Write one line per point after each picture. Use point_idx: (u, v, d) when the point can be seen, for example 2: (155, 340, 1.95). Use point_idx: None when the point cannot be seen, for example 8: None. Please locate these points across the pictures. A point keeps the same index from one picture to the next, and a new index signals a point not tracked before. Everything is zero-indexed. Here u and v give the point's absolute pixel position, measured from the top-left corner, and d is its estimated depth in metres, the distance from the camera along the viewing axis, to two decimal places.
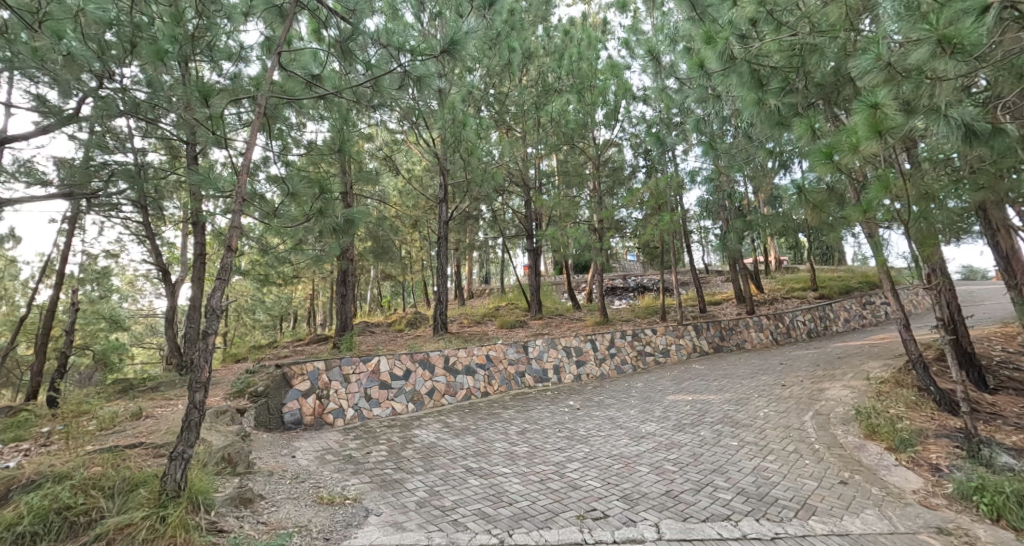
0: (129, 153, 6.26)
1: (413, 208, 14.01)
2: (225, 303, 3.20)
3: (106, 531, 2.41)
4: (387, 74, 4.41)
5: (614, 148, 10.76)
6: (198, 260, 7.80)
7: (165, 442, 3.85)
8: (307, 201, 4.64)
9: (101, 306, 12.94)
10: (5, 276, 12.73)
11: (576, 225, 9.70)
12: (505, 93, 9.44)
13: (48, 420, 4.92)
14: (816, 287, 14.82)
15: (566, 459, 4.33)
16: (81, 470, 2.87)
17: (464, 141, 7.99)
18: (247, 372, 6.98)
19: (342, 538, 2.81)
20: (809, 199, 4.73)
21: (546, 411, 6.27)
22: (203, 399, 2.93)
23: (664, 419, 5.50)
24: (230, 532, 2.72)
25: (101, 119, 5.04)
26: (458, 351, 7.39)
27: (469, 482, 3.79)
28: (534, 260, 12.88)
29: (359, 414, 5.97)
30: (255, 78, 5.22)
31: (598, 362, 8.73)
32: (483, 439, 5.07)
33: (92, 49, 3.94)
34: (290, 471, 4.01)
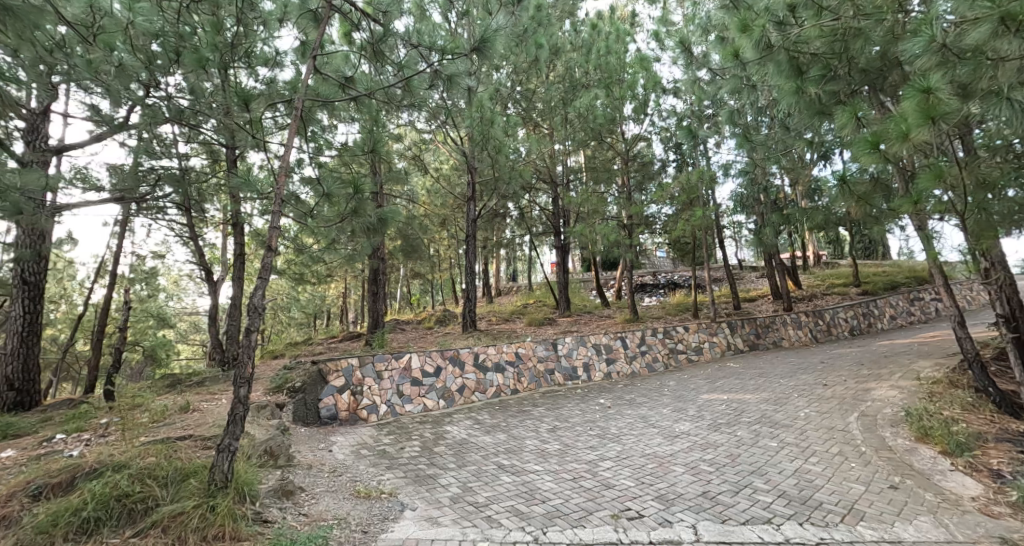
0: (175, 158, 6.59)
1: (442, 206, 14.17)
2: (266, 302, 3.31)
3: (161, 518, 2.55)
4: (417, 75, 4.48)
5: (643, 143, 10.57)
6: (238, 260, 8.09)
7: (212, 435, 4.02)
8: (341, 201, 4.74)
9: (150, 305, 13.64)
10: (64, 277, 13.62)
11: (605, 222, 9.58)
12: (533, 90, 9.44)
13: (105, 413, 5.22)
14: (859, 283, 14.23)
15: (598, 457, 4.29)
16: (137, 460, 3.03)
17: (493, 139, 8.04)
18: (284, 368, 7.20)
19: (379, 532, 2.87)
20: (854, 191, 4.51)
21: (577, 409, 6.24)
22: (247, 394, 3.03)
23: (699, 418, 5.39)
24: (275, 522, 2.83)
25: (148, 126, 5.28)
26: (487, 348, 7.43)
27: (501, 479, 3.81)
28: (563, 257, 12.79)
29: (392, 410, 6.09)
30: (289, 83, 5.44)
31: (629, 360, 8.62)
32: (514, 436, 5.09)
33: (141, 59, 4.14)
34: (327, 465, 4.13)
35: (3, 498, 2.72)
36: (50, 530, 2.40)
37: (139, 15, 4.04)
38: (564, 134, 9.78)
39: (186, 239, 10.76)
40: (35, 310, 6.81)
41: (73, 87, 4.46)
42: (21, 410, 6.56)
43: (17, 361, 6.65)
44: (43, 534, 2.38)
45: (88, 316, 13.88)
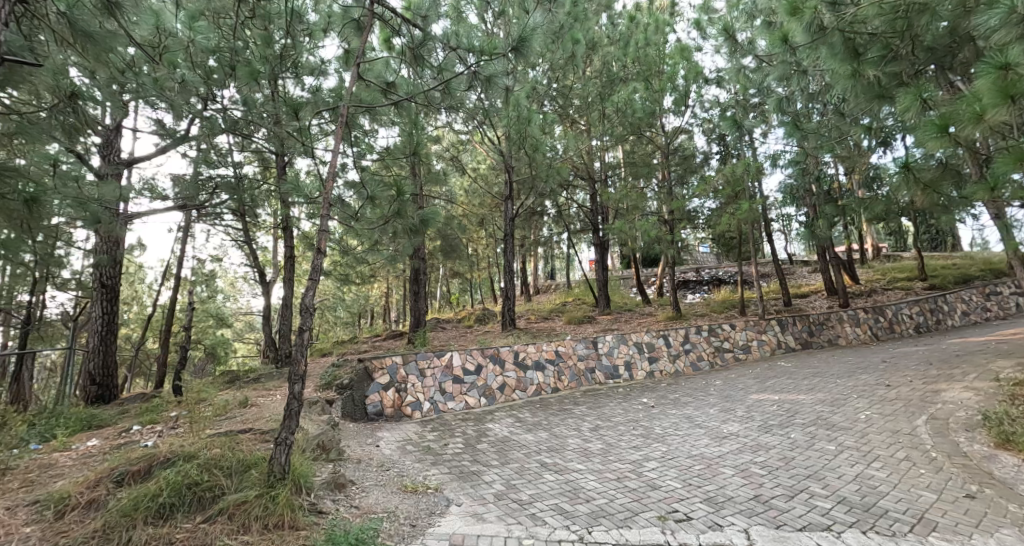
0: (230, 167, 6.99)
1: (479, 206, 14.32)
2: (317, 302, 3.46)
3: (227, 506, 2.72)
4: (455, 78, 4.54)
5: (684, 136, 10.38)
6: (288, 262, 8.45)
7: (270, 429, 4.23)
8: (385, 203, 4.88)
9: (209, 305, 14.53)
10: (136, 279, 14.83)
11: (645, 218, 9.35)
12: (569, 86, 9.35)
13: (175, 406, 5.62)
14: (924, 277, 13.26)
15: (643, 458, 4.21)
16: (205, 451, 3.22)
17: (529, 137, 8.02)
18: (333, 365, 7.47)
19: (426, 526, 2.94)
20: (919, 179, 4.20)
21: (619, 408, 6.15)
22: (302, 390, 3.17)
23: (748, 419, 5.19)
24: (329, 513, 2.95)
25: (206, 137, 5.62)
26: (527, 346, 7.43)
27: (545, 477, 3.82)
28: (602, 254, 12.62)
29: (435, 407, 6.21)
30: (333, 91, 5.66)
31: (672, 358, 8.42)
32: (556, 434, 5.08)
33: (199, 75, 4.42)
34: (375, 460, 4.27)
35: (91, 483, 2.96)
36: (132, 514, 2.59)
37: (199, 33, 4.24)
38: (601, 130, 9.61)
39: (241, 243, 11.38)
40: (112, 311, 7.41)
41: (141, 103, 4.80)
42: (102, 403, 7.15)
43: (98, 357, 7.26)
44: (126, 517, 2.57)
45: (156, 317, 14.96)
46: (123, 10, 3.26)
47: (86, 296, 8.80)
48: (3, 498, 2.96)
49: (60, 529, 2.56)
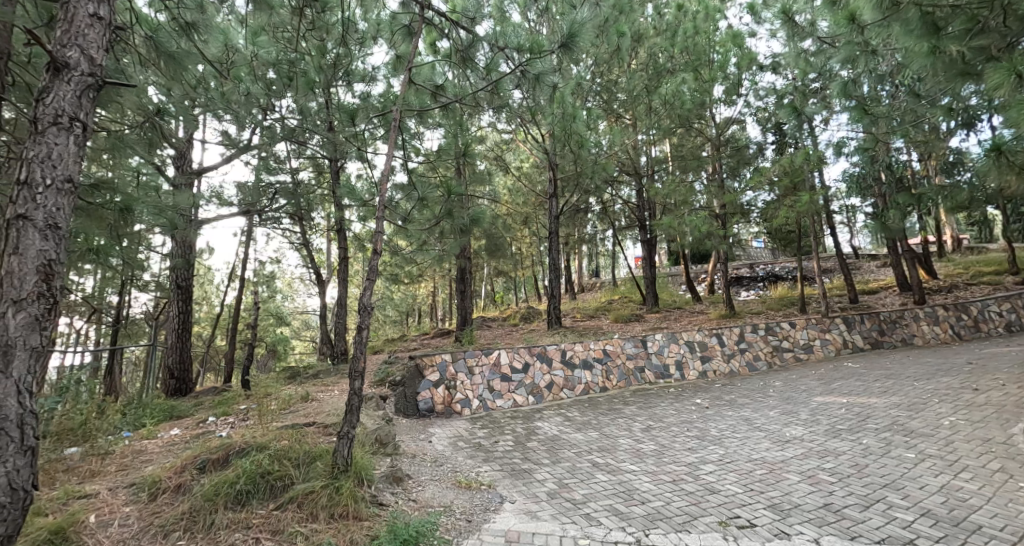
0: (288, 174, 7.40)
1: (523, 204, 14.38)
2: (374, 301, 3.58)
3: (297, 495, 2.87)
4: (504, 77, 4.56)
5: (736, 126, 9.95)
6: (342, 262, 8.80)
7: (332, 422, 4.44)
8: (436, 204, 5.01)
9: (270, 304, 15.41)
10: (205, 280, 15.97)
11: (694, 212, 9.01)
12: (614, 81, 9.08)
13: (244, 399, 6.00)
14: (1016, 270, 12.02)
15: (699, 460, 4.09)
16: (275, 442, 3.42)
17: (574, 134, 7.96)
18: (385, 362, 7.71)
19: (482, 522, 2.98)
20: (1012, 163, 3.80)
21: (671, 408, 5.99)
22: (361, 386, 3.29)
23: (814, 423, 4.91)
24: (389, 506, 3.05)
25: (266, 145, 5.96)
26: (574, 345, 7.37)
27: (597, 478, 3.77)
28: (650, 251, 12.31)
29: (483, 405, 6.27)
30: (383, 96, 5.90)
31: (726, 358, 8.11)
32: (606, 434, 5.01)
33: (262, 87, 4.72)
34: (429, 455, 4.37)
35: (178, 469, 3.22)
36: (214, 498, 2.79)
37: (261, 48, 4.53)
38: (648, 124, 9.03)
39: (299, 245, 12.00)
40: (187, 310, 7.99)
41: (209, 116, 5.13)
42: (180, 395, 7.74)
43: (175, 353, 7.86)
44: (209, 501, 2.77)
45: (223, 316, 16.06)
46: (198, 31, 3.53)
47: (164, 296, 9.57)
48: (104, 479, 3.27)
49: (153, 510, 2.80)
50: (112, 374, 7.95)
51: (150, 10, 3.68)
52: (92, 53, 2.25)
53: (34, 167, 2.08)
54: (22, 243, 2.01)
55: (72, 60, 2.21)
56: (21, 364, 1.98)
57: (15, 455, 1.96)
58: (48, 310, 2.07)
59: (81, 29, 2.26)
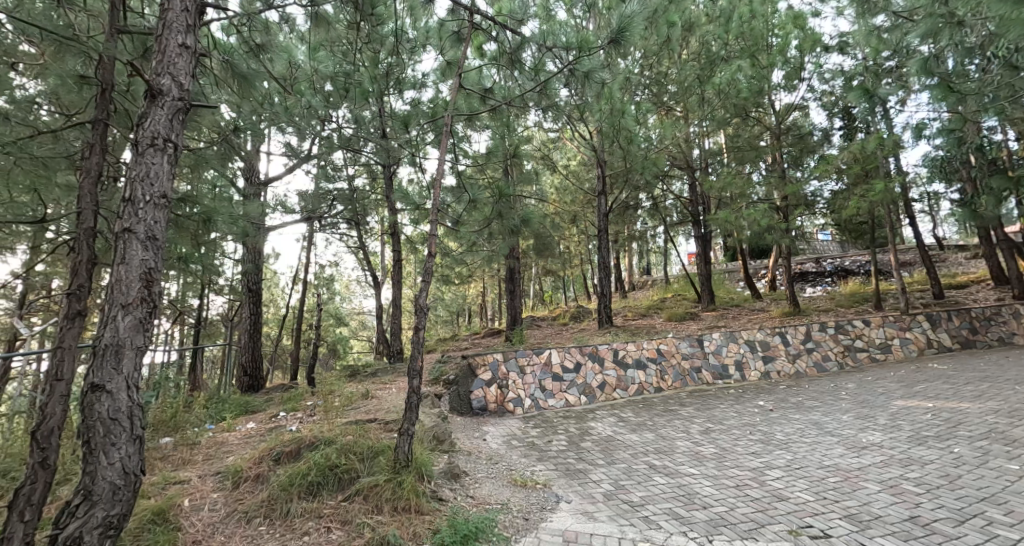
0: (344, 182, 7.76)
1: (572, 203, 14.27)
2: (429, 302, 3.69)
3: (362, 488, 3.00)
4: (553, 78, 4.53)
5: (797, 113, 9.38)
6: (395, 264, 9.10)
7: (392, 419, 4.61)
8: (488, 205, 5.08)
9: (330, 305, 16.19)
10: (272, 283, 17.05)
11: (753, 205, 8.58)
12: (664, 73, 8.70)
13: (310, 396, 6.36)
14: None
15: (764, 465, 3.90)
16: (341, 437, 3.59)
17: (623, 129, 7.81)
18: (439, 361, 7.91)
19: (539, 520, 3.00)
20: None
21: (731, 410, 5.74)
22: (420, 384, 3.40)
23: (894, 429, 4.55)
24: (449, 501, 3.14)
25: (325, 155, 6.28)
26: (627, 344, 7.23)
27: (655, 480, 3.69)
28: (705, 247, 11.86)
29: (536, 404, 6.29)
30: (433, 103, 6.06)
31: (792, 358, 7.68)
32: (663, 436, 4.88)
33: (321, 99, 4.98)
34: (484, 453, 4.44)
35: (257, 460, 3.46)
36: (289, 488, 2.98)
37: (321, 63, 4.77)
38: (701, 115, 8.69)
39: (356, 249, 12.52)
40: (258, 312, 8.55)
41: (274, 130, 5.48)
42: (253, 391, 8.29)
43: (248, 352, 8.43)
44: (285, 491, 2.97)
45: (288, 317, 17.11)
46: (267, 51, 3.78)
47: (237, 299, 10.31)
48: (194, 467, 3.58)
49: (237, 497, 3.03)
50: (195, 371, 8.63)
51: (224, 35, 3.98)
52: (180, 78, 2.46)
53: (136, 185, 2.31)
54: (127, 254, 2.24)
55: (165, 87, 2.43)
56: (130, 362, 2.21)
57: (126, 443, 2.17)
58: (150, 313, 2.29)
59: (171, 57, 2.48)
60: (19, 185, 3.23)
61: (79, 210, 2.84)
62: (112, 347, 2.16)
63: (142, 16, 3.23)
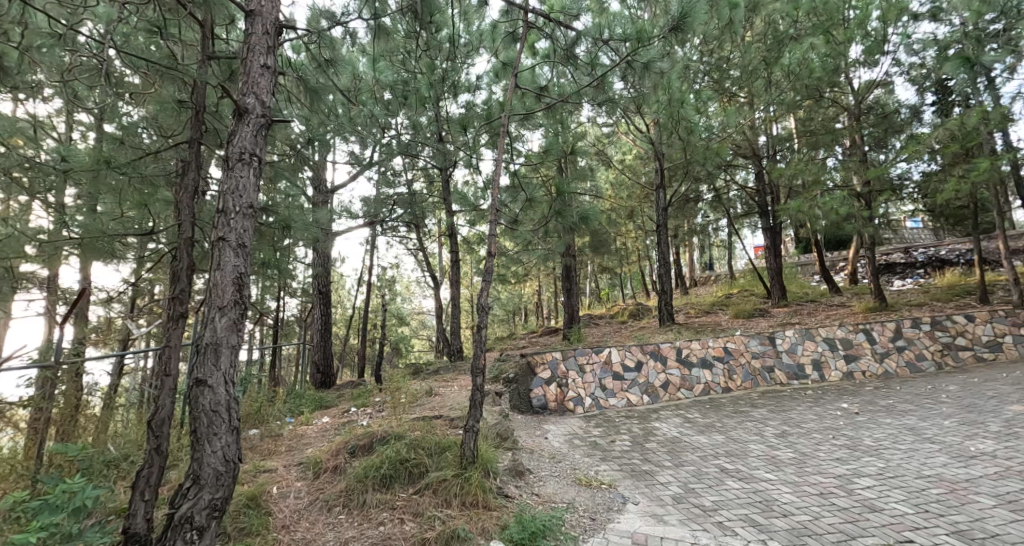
0: (404, 186, 8.05)
1: (627, 199, 13.94)
2: (490, 301, 3.74)
3: (431, 482, 3.10)
4: (611, 72, 4.41)
5: (881, 90, 8.57)
6: (453, 264, 9.30)
7: (457, 416, 4.72)
8: (545, 203, 5.07)
9: (392, 306, 16.87)
10: (339, 285, 18.06)
11: (829, 193, 7.94)
12: (726, 58, 8.26)
13: (377, 392, 6.64)
14: None
15: (852, 472, 3.60)
16: (409, 432, 3.72)
17: (683, 119, 7.52)
18: (498, 359, 7.99)
19: (606, 521, 2.96)
20: None
21: (810, 413, 5.35)
22: (483, 382, 3.45)
23: (1009, 437, 4.05)
24: (515, 498, 3.16)
25: (385, 160, 6.53)
26: (691, 342, 6.96)
27: (727, 484, 3.51)
28: (774, 239, 11.16)
29: (596, 403, 6.20)
30: (488, 105, 6.13)
31: (878, 357, 7.05)
32: (734, 438, 4.64)
33: (381, 108, 5.16)
34: (547, 451, 4.44)
35: (334, 452, 3.68)
36: (364, 480, 3.13)
37: (381, 73, 4.94)
38: (768, 100, 8.19)
39: (415, 251, 12.95)
40: (328, 312, 9.07)
41: (340, 139, 5.77)
42: (325, 387, 8.82)
43: (320, 350, 8.98)
44: (360, 482, 3.12)
45: (354, 317, 18.05)
46: (334, 66, 3.97)
47: (309, 301, 11.01)
48: (278, 458, 3.86)
49: (318, 486, 3.23)
50: (274, 367, 9.31)
51: (295, 54, 4.23)
52: (262, 97, 2.65)
53: (228, 198, 2.52)
54: (222, 261, 2.45)
55: (250, 106, 2.63)
56: (227, 359, 2.41)
57: (226, 433, 2.36)
58: (242, 314, 2.49)
59: (256, 78, 2.68)
60: (130, 201, 3.62)
61: (180, 222, 3.14)
62: (212, 345, 2.37)
63: (227, 41, 3.51)
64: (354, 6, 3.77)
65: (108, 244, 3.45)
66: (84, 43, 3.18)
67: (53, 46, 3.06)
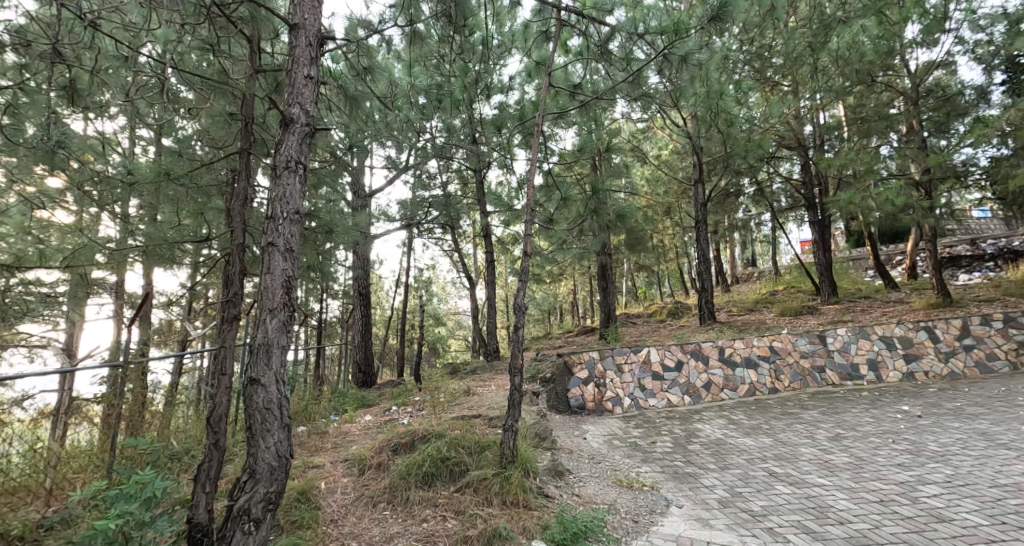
0: (439, 189, 8.17)
1: (664, 195, 13.63)
2: (526, 301, 3.74)
3: (472, 480, 3.13)
4: (647, 66, 4.32)
5: (941, 70, 8.01)
6: (488, 264, 9.35)
7: (495, 415, 4.75)
8: (580, 202, 5.02)
9: (428, 306, 17.17)
10: (378, 286, 18.53)
11: (883, 182, 7.49)
12: (767, 45, 7.94)
13: (417, 392, 6.77)
14: None
15: (916, 479, 3.39)
16: (449, 431, 3.77)
17: (722, 111, 7.28)
18: (534, 359, 7.98)
19: (649, 524, 2.90)
20: None
21: (867, 415, 5.07)
22: (521, 382, 3.45)
23: None
24: (555, 498, 3.15)
25: (420, 164, 6.64)
26: (734, 341, 6.73)
27: (777, 489, 3.37)
28: (823, 233, 10.63)
29: (635, 403, 6.08)
30: (521, 105, 6.13)
31: (942, 357, 6.60)
32: (783, 441, 4.45)
33: (417, 112, 5.25)
34: (586, 452, 4.40)
35: (378, 449, 3.78)
36: (407, 477, 3.20)
37: (416, 78, 5.03)
38: (814, 87, 7.80)
39: (450, 252, 13.14)
40: (368, 313, 9.32)
41: (377, 144, 5.92)
42: (366, 387, 9.07)
43: (361, 350, 9.24)
44: (403, 479, 3.19)
45: (392, 317, 18.48)
46: (372, 73, 4.07)
47: (349, 303, 11.35)
48: (325, 454, 4.01)
49: (364, 483, 3.33)
50: (318, 367, 9.65)
51: (335, 64, 4.37)
52: (306, 106, 2.76)
53: (276, 204, 2.63)
54: (272, 265, 2.57)
55: (294, 116, 2.74)
56: (278, 359, 2.51)
57: (278, 429, 2.47)
58: (291, 316, 2.60)
59: (299, 89, 2.79)
60: (187, 210, 3.84)
61: (232, 229, 3.30)
62: (264, 346, 2.48)
63: (273, 55, 3.65)
64: (390, 13, 3.85)
65: (168, 251, 3.68)
66: (143, 62, 3.38)
67: (118, 67, 3.27)
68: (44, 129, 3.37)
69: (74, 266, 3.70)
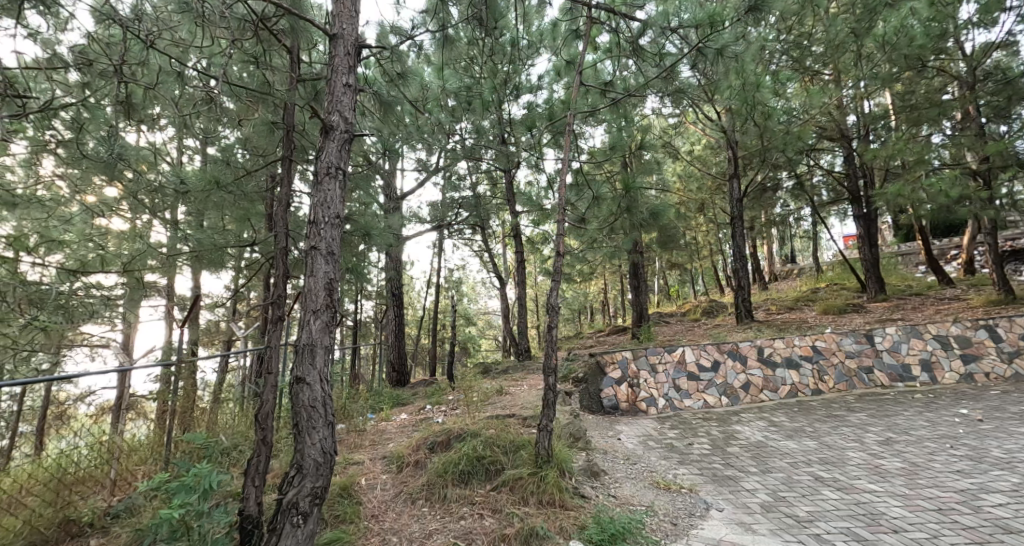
0: (469, 189, 8.22)
1: (698, 191, 13.29)
2: (559, 301, 3.74)
3: (509, 479, 3.14)
4: (681, 60, 4.22)
5: (999, 52, 7.50)
6: (518, 263, 9.38)
7: (529, 415, 4.74)
8: (612, 200, 4.96)
9: (459, 306, 17.34)
10: (410, 287, 18.80)
11: (936, 172, 7.08)
12: (807, 33, 7.62)
13: (450, 391, 6.84)
14: None
15: (977, 487, 3.19)
16: (484, 430, 3.79)
17: (758, 104, 7.02)
18: (566, 359, 7.92)
19: (688, 527, 2.84)
20: None
21: (920, 419, 4.81)
22: (556, 382, 3.44)
23: None
24: (592, 499, 3.13)
25: (451, 165, 6.70)
26: (774, 341, 6.51)
27: (824, 494, 3.25)
28: (868, 227, 10.15)
29: (671, 404, 5.96)
30: (550, 104, 6.11)
31: (1003, 357, 6.19)
32: (829, 444, 4.28)
33: (447, 114, 5.31)
34: (621, 452, 4.34)
35: (415, 447, 3.84)
36: (444, 475, 3.24)
37: (447, 81, 5.09)
38: (859, 74, 7.43)
39: (480, 252, 13.21)
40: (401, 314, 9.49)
41: (408, 147, 6.01)
42: (400, 385, 9.25)
43: (395, 349, 9.42)
44: (440, 477, 3.24)
45: (424, 317, 18.75)
46: (405, 79, 4.16)
47: (383, 304, 11.57)
48: (364, 451, 4.11)
49: (402, 480, 3.39)
50: (354, 366, 9.89)
51: (370, 71, 4.49)
52: (345, 114, 2.84)
53: (318, 209, 2.72)
54: (315, 268, 2.65)
55: (335, 123, 2.83)
56: (322, 358, 2.59)
57: (323, 426, 2.55)
58: (333, 317, 2.68)
59: (339, 97, 2.88)
60: (232, 214, 4.01)
61: (275, 232, 3.42)
62: (308, 346, 2.56)
63: (311, 64, 3.76)
64: (422, 19, 3.94)
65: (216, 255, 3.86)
66: (190, 76, 3.52)
67: (169, 82, 3.45)
68: (106, 144, 3.61)
69: (128, 269, 4.04)
